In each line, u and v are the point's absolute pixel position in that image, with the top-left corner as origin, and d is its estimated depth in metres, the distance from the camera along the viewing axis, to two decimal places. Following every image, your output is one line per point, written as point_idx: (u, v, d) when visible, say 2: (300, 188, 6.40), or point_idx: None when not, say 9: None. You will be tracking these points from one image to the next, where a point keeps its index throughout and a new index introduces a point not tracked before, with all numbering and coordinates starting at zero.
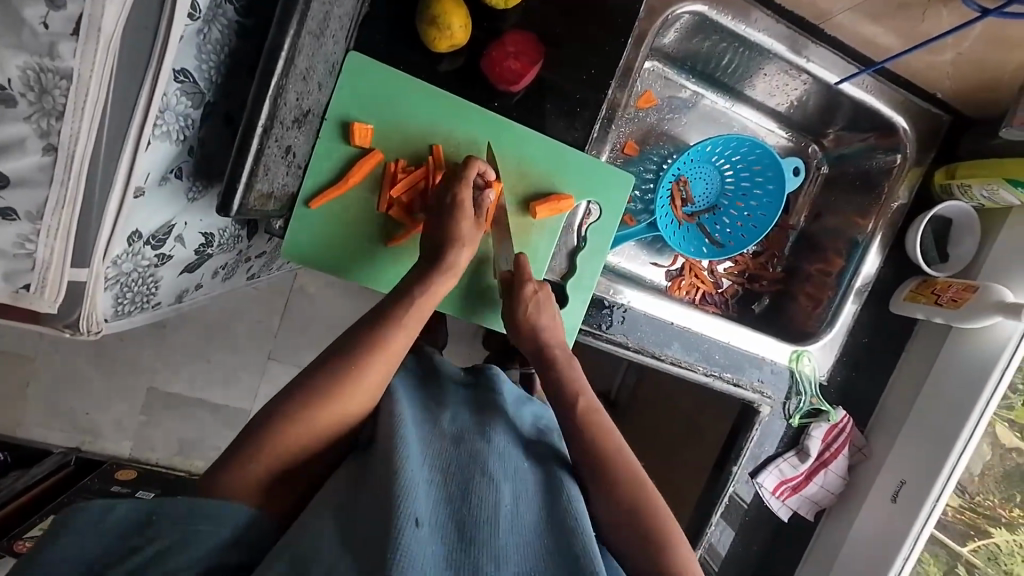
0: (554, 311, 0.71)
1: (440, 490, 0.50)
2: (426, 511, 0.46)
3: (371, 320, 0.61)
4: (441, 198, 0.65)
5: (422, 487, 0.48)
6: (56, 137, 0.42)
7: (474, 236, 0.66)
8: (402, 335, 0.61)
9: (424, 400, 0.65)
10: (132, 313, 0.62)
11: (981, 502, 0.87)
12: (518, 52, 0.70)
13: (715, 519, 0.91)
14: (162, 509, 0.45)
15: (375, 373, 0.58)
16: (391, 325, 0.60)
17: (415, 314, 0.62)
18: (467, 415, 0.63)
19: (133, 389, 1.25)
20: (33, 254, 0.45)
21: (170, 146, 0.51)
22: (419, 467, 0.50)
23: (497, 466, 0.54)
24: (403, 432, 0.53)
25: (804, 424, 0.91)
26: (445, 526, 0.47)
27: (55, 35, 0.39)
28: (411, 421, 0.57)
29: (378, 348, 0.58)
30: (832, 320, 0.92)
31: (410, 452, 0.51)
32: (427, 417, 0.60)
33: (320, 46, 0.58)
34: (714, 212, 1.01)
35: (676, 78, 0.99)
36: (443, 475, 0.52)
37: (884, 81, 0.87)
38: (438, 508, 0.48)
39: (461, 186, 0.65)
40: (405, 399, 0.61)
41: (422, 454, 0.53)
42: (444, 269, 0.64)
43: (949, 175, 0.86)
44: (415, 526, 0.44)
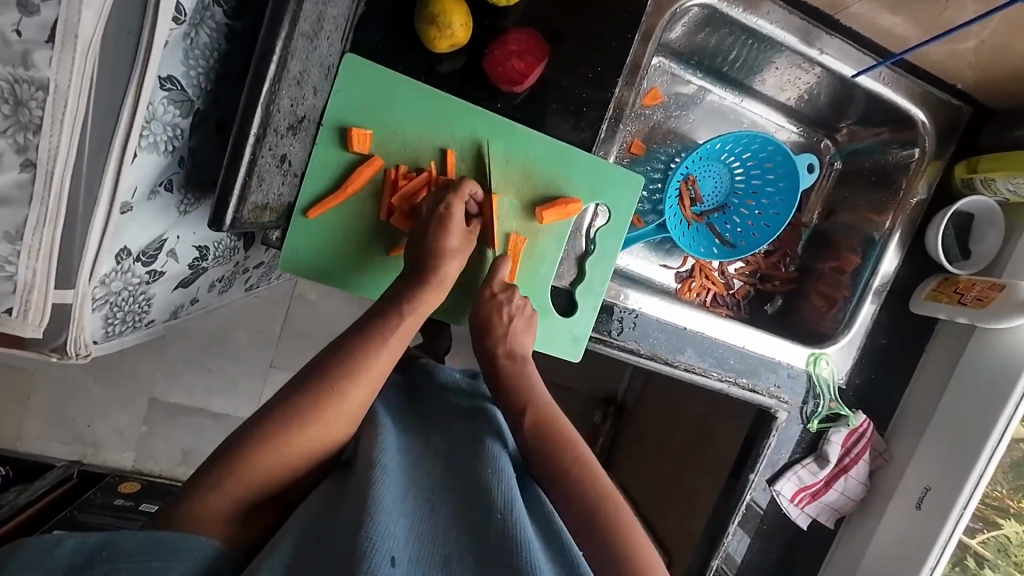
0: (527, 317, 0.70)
1: (422, 519, 0.49)
2: (403, 549, 0.44)
3: (352, 334, 0.59)
4: (430, 210, 0.64)
5: (400, 521, 0.46)
6: (34, 152, 0.39)
7: (461, 249, 0.64)
8: (386, 354, 0.58)
9: (410, 419, 0.65)
10: (124, 333, 0.58)
11: (988, 493, 0.83)
12: (521, 51, 0.67)
13: (733, 527, 0.88)
14: (157, 539, 0.42)
15: (359, 391, 0.56)
16: (375, 347, 0.58)
17: (398, 329, 0.59)
18: (458, 425, 0.63)
19: (133, 400, 1.23)
20: (13, 276, 0.42)
21: (158, 158, 0.48)
22: (398, 498, 0.49)
23: (491, 475, 0.54)
24: (382, 461, 0.52)
25: (823, 428, 0.88)
26: (428, 557, 0.46)
27: (29, 42, 0.36)
28: (393, 445, 0.56)
29: (360, 365, 0.56)
30: (849, 322, 0.89)
31: (387, 482, 0.50)
32: (415, 445, 0.59)
33: (314, 48, 0.55)
34: (724, 211, 0.98)
35: (684, 74, 0.96)
36: (428, 503, 0.51)
37: (901, 72, 0.84)
38: (420, 539, 0.47)
39: (453, 200, 0.63)
40: (391, 425, 0.60)
41: (402, 483, 0.51)
42: (431, 283, 0.62)
43: (972, 170, 0.83)
44: (390, 566, 0.42)
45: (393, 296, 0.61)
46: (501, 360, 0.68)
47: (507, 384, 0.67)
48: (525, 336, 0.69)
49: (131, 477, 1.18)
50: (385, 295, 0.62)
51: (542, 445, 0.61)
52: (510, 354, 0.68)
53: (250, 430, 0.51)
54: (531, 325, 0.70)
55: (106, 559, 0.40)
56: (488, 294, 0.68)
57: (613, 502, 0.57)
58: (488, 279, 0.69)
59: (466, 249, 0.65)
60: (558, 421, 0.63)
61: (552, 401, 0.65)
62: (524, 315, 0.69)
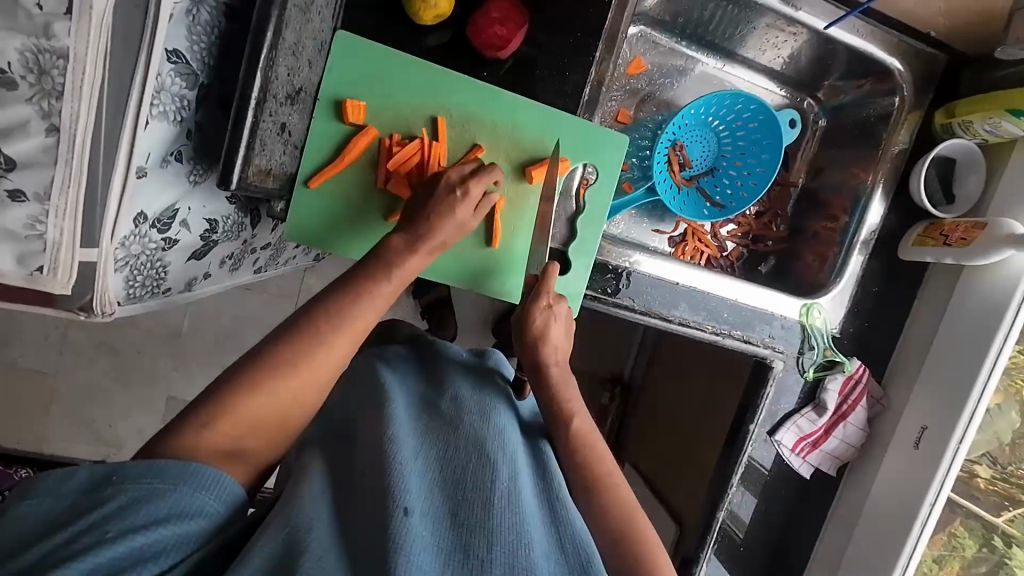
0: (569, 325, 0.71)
1: (435, 478, 0.53)
2: (416, 501, 0.48)
3: (336, 288, 0.61)
4: (448, 186, 0.66)
5: (415, 479, 0.51)
6: (58, 117, 0.43)
7: (465, 227, 0.67)
8: (372, 309, 0.60)
9: (419, 385, 0.66)
10: (144, 299, 0.61)
11: (1014, 472, 0.85)
12: (502, 18, 0.70)
13: (736, 481, 0.90)
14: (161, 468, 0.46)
15: (345, 337, 0.58)
16: (362, 298, 0.60)
17: (385, 287, 0.61)
18: (466, 388, 0.65)
19: (152, 398, 1.27)
20: (43, 235, 0.46)
21: (168, 127, 0.52)
22: (414, 458, 0.53)
23: (494, 441, 0.57)
24: (395, 425, 0.55)
25: (820, 377, 0.90)
26: (440, 511, 0.49)
27: (49, 15, 0.41)
28: (404, 411, 0.59)
29: (349, 313, 0.59)
30: (840, 270, 0.91)
31: (403, 445, 0.53)
32: (423, 405, 0.62)
33: (306, 22, 0.58)
34: (713, 174, 1.01)
35: (668, 42, 0.99)
36: (438, 462, 0.54)
37: (875, 23, 0.87)
38: (432, 496, 0.51)
39: (472, 184, 0.66)
40: (399, 391, 0.63)
41: (416, 444, 0.55)
42: (423, 250, 0.64)
43: (950, 115, 0.85)
44: (406, 516, 0.46)
45: (379, 254, 0.63)
46: (552, 366, 0.68)
47: (557, 389, 0.66)
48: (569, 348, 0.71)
49: None
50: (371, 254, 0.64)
51: (575, 459, 0.63)
52: (561, 363, 0.68)
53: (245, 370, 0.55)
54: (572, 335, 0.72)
55: (149, 489, 0.45)
56: (546, 303, 0.68)
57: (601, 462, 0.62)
58: (541, 288, 0.68)
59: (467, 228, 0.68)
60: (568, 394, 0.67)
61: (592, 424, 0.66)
62: (567, 326, 0.71)
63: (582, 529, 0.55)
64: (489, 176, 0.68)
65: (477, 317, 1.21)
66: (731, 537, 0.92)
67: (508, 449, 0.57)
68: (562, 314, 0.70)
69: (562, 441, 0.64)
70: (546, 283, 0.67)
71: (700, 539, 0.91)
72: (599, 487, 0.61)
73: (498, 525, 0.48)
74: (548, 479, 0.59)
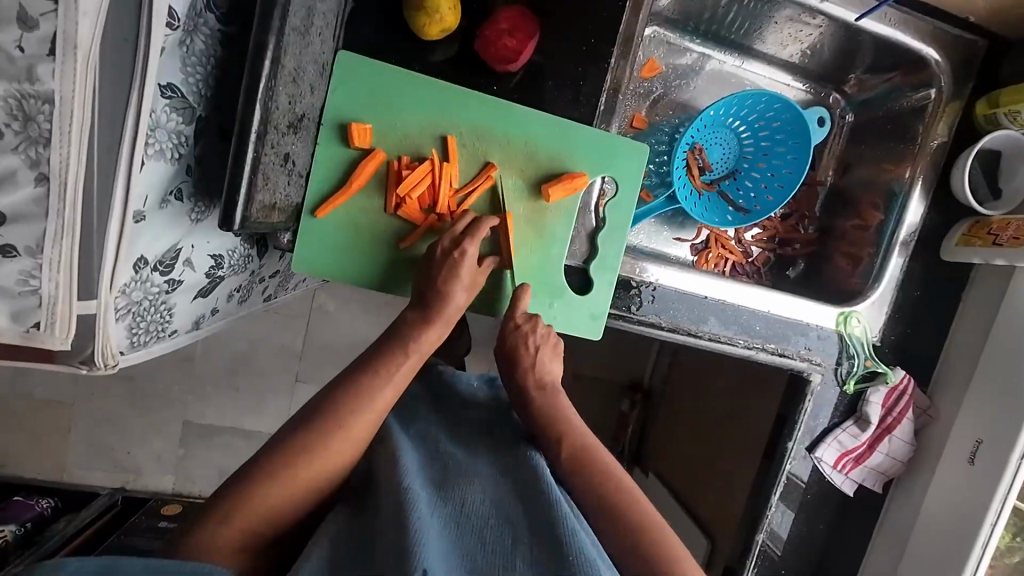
0: (552, 347, 0.70)
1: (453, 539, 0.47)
2: (437, 563, 0.42)
3: (355, 370, 0.59)
4: (442, 251, 0.64)
5: (432, 535, 0.45)
6: (46, 166, 0.40)
7: (474, 285, 0.65)
8: (388, 392, 0.58)
9: (429, 434, 0.63)
10: (150, 343, 0.58)
11: None
12: (511, 29, 0.67)
13: (775, 501, 0.85)
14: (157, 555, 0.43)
15: (361, 426, 0.55)
16: (379, 383, 0.57)
17: (404, 366, 0.60)
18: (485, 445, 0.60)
19: (167, 424, 1.25)
20: (38, 290, 0.43)
21: (165, 165, 0.49)
22: (427, 513, 0.48)
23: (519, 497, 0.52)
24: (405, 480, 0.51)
25: (861, 389, 0.85)
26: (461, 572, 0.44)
27: (32, 57, 0.38)
28: (411, 466, 0.54)
29: (364, 402, 0.56)
30: (878, 274, 0.85)
31: (415, 498, 0.48)
32: (432, 458, 0.58)
33: (306, 46, 0.55)
34: (735, 177, 0.96)
35: (682, 42, 0.94)
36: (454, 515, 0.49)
37: (908, 10, 0.81)
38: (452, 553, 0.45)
39: (468, 244, 0.64)
40: (408, 442, 0.59)
41: (429, 498, 0.50)
42: (438, 323, 0.63)
43: (994, 105, 0.79)
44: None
45: (399, 332, 0.62)
46: (534, 392, 0.67)
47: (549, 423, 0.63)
48: (551, 367, 0.69)
49: (173, 500, 1.20)
50: (393, 329, 0.62)
51: (590, 488, 0.57)
52: (544, 388, 0.67)
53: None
54: (557, 351, 0.70)
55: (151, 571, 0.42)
56: (512, 325, 0.69)
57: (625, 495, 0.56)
58: (509, 313, 0.70)
59: (475, 287, 0.65)
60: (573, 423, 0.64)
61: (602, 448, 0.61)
62: (548, 346, 0.69)
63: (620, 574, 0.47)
64: (480, 231, 0.65)
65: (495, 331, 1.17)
66: (771, 558, 0.87)
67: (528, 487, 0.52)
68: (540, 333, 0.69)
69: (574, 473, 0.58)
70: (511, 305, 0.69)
71: (738, 560, 0.86)
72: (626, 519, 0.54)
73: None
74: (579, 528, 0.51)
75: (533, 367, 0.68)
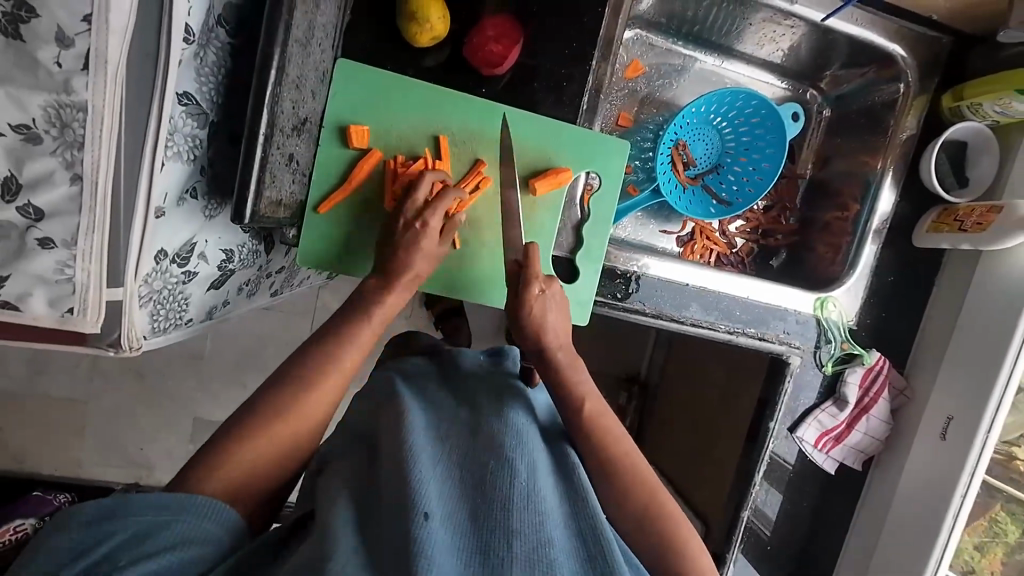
0: (562, 309, 0.68)
1: (452, 486, 0.52)
2: (439, 509, 0.48)
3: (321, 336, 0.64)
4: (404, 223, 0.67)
5: (434, 485, 0.50)
6: (80, 167, 0.46)
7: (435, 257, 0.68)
8: (354, 350, 0.63)
9: (433, 394, 0.66)
10: (169, 331, 0.63)
11: None
12: (497, 35, 0.71)
13: (759, 480, 0.89)
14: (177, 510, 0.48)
15: (331, 386, 0.61)
16: (342, 343, 0.63)
17: (368, 325, 0.65)
18: (484, 397, 0.62)
19: (179, 420, 1.31)
20: (72, 278, 0.48)
21: (182, 166, 0.54)
22: (431, 465, 0.52)
23: (509, 446, 0.55)
24: (412, 437, 0.55)
25: (839, 370, 0.89)
26: (458, 515, 0.49)
27: (68, 72, 0.43)
28: (420, 423, 0.58)
29: (333, 360, 0.62)
30: (853, 261, 0.89)
31: (421, 454, 0.53)
32: (438, 415, 0.62)
33: (308, 55, 0.60)
34: (718, 171, 1.00)
35: (665, 44, 0.99)
36: (456, 466, 0.54)
37: (875, 11, 0.85)
38: (451, 500, 0.50)
39: (428, 215, 0.66)
40: (414, 403, 0.62)
41: (434, 452, 0.54)
42: (399, 287, 0.66)
43: (958, 98, 0.84)
44: (426, 521, 0.46)
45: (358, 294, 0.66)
46: (557, 352, 0.67)
47: (554, 379, 0.66)
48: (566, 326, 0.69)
49: None
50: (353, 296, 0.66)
51: (591, 445, 0.62)
52: (565, 348, 0.67)
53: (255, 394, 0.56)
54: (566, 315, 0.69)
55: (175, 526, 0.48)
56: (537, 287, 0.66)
57: (623, 453, 0.62)
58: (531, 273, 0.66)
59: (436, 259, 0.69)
60: (579, 383, 0.66)
61: (606, 406, 0.65)
62: (564, 310, 0.69)
63: (603, 519, 0.53)
64: (443, 203, 0.67)
65: (493, 324, 1.22)
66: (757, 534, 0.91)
67: (525, 445, 0.55)
68: (556, 297, 0.68)
69: (578, 431, 0.63)
70: (530, 269, 0.66)
71: (726, 538, 0.90)
72: (620, 474, 0.60)
73: (516, 527, 0.47)
74: (577, 492, 0.55)
75: (547, 331, 0.66)
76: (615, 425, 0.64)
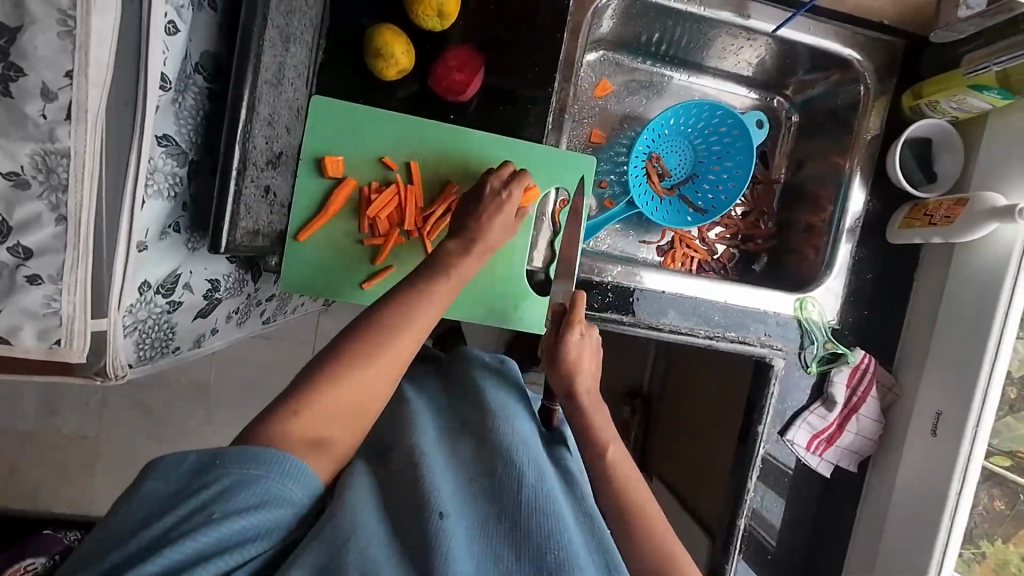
0: (597, 356, 0.71)
1: (464, 487, 0.56)
2: (452, 507, 0.52)
3: (381, 307, 0.61)
4: (490, 192, 0.72)
5: (447, 488, 0.54)
6: (65, 208, 0.49)
7: (509, 226, 0.73)
8: (423, 323, 0.62)
9: (440, 395, 0.70)
10: (155, 358, 0.66)
11: None
12: (460, 65, 0.75)
13: (753, 485, 0.87)
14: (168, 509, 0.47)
15: (399, 353, 0.59)
16: (411, 314, 0.61)
17: (437, 300, 0.64)
18: (490, 397, 0.66)
19: (185, 453, 1.33)
20: (59, 311, 0.51)
21: (163, 203, 0.58)
22: (444, 470, 0.57)
23: (517, 451, 0.59)
24: (423, 445, 0.58)
25: (825, 370, 0.88)
26: (472, 515, 0.53)
27: (53, 122, 0.47)
28: (429, 426, 0.63)
29: (393, 333, 0.59)
30: (830, 260, 0.90)
31: (433, 459, 0.57)
32: (445, 417, 0.66)
33: (280, 94, 0.64)
34: (693, 180, 1.02)
35: (631, 63, 1.03)
36: (467, 471, 0.58)
37: (827, 19, 0.88)
38: (465, 501, 0.55)
39: (512, 188, 0.72)
40: (422, 407, 0.66)
41: (444, 458, 0.59)
42: (468, 263, 0.69)
43: (917, 97, 0.86)
44: (440, 518, 0.50)
45: (423, 274, 0.66)
46: (583, 395, 0.68)
47: (581, 419, 0.67)
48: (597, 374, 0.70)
49: None
50: (425, 270, 0.66)
51: (611, 491, 0.61)
52: (593, 394, 0.68)
53: (331, 373, 0.55)
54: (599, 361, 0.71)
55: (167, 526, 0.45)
56: (575, 334, 0.69)
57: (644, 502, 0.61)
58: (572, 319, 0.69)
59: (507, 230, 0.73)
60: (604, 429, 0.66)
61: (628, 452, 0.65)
62: (595, 356, 0.71)
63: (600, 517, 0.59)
64: (524, 179, 0.73)
65: (485, 342, 1.23)
66: (758, 542, 0.89)
67: (530, 452, 0.60)
68: (591, 343, 0.70)
69: (597, 473, 0.63)
70: (575, 313, 0.68)
71: (725, 548, 0.88)
72: (639, 524, 0.59)
73: (526, 529, 0.52)
74: (579, 500, 0.60)
75: (582, 375, 0.68)
76: (635, 473, 0.63)
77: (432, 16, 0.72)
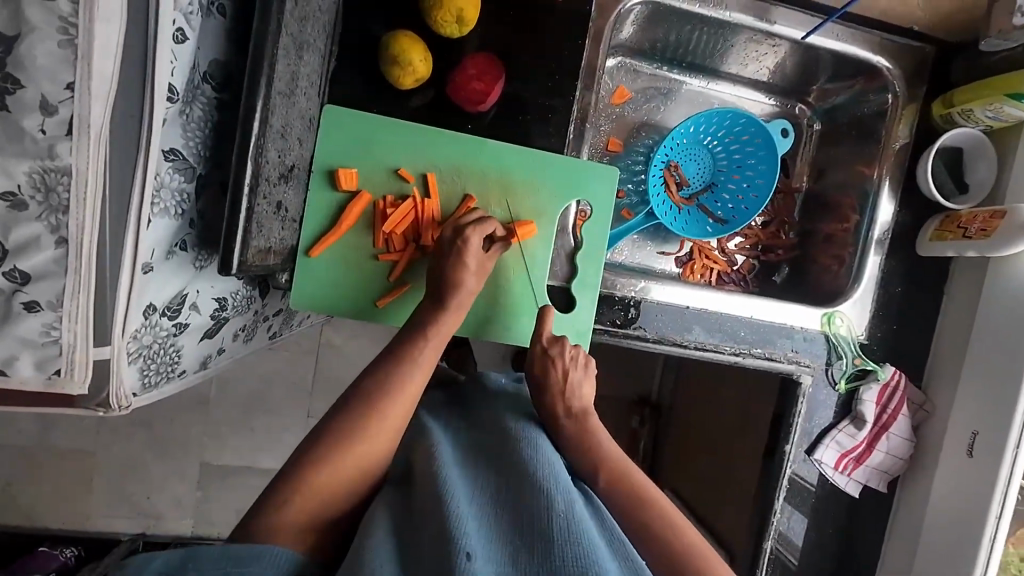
0: (584, 370, 0.73)
1: (490, 524, 0.51)
2: (479, 548, 0.47)
3: (382, 360, 0.64)
4: (449, 243, 0.68)
5: (471, 524, 0.49)
6: (65, 230, 0.46)
7: (483, 267, 0.69)
8: (418, 374, 0.63)
9: (462, 432, 0.67)
10: (160, 384, 0.63)
11: None
12: (480, 73, 0.72)
13: (780, 506, 0.84)
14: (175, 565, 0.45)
15: (399, 408, 0.61)
16: (402, 369, 0.63)
17: (427, 345, 0.65)
18: (513, 429, 0.64)
19: (186, 468, 1.29)
20: (58, 339, 0.48)
21: (170, 221, 0.55)
22: (467, 505, 0.52)
23: (547, 477, 0.55)
24: (444, 477, 0.55)
25: (853, 388, 0.86)
26: (499, 554, 0.48)
27: (52, 138, 0.44)
28: (450, 459, 0.59)
29: (396, 381, 0.62)
30: (858, 273, 0.87)
31: (455, 491, 0.53)
32: (465, 451, 0.62)
33: (293, 104, 0.61)
34: (713, 189, 0.99)
35: (649, 70, 1.00)
36: (492, 505, 0.54)
37: (855, 25, 0.86)
38: (491, 541, 0.49)
39: (471, 232, 0.68)
40: (444, 440, 0.63)
41: (468, 491, 0.54)
42: (451, 311, 0.67)
43: (948, 105, 0.84)
44: (468, 561, 0.45)
45: (415, 320, 0.67)
46: (563, 418, 0.68)
47: (574, 439, 0.67)
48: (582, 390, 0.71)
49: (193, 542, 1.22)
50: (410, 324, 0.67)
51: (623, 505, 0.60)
52: (575, 414, 0.69)
53: (334, 438, 0.58)
54: (586, 373, 0.73)
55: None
56: (540, 349, 0.73)
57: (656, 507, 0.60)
58: (538, 334, 0.74)
59: (482, 272, 0.70)
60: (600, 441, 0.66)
61: (625, 459, 0.65)
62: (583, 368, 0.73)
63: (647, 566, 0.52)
64: (484, 226, 0.69)
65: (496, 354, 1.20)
66: (784, 564, 0.86)
67: (560, 479, 0.56)
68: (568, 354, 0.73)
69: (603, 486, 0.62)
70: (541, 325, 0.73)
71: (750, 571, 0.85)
72: (656, 531, 0.58)
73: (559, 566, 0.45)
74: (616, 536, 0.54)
75: (563, 391, 0.70)
76: (636, 475, 0.63)
77: (451, 22, 0.69)
